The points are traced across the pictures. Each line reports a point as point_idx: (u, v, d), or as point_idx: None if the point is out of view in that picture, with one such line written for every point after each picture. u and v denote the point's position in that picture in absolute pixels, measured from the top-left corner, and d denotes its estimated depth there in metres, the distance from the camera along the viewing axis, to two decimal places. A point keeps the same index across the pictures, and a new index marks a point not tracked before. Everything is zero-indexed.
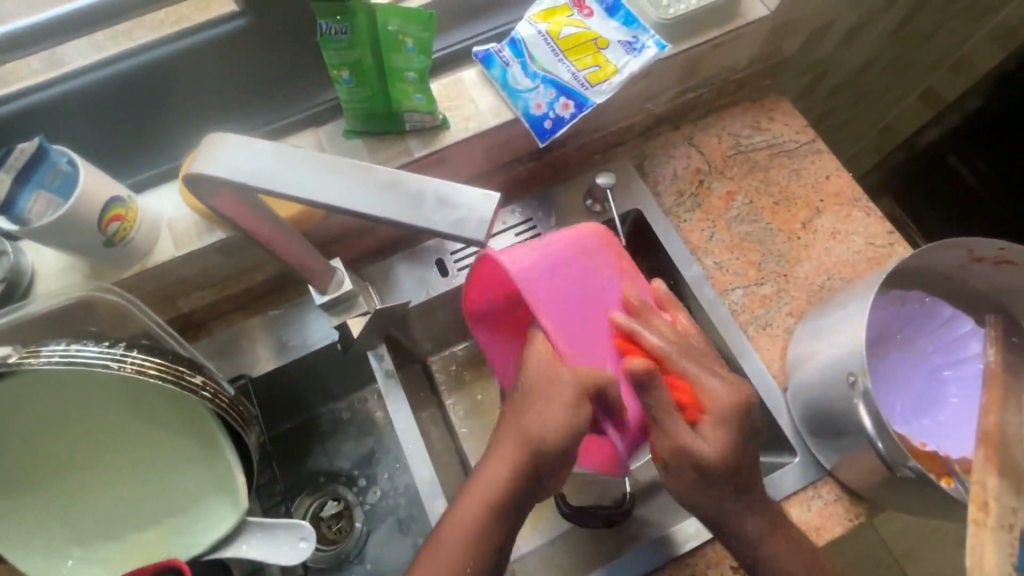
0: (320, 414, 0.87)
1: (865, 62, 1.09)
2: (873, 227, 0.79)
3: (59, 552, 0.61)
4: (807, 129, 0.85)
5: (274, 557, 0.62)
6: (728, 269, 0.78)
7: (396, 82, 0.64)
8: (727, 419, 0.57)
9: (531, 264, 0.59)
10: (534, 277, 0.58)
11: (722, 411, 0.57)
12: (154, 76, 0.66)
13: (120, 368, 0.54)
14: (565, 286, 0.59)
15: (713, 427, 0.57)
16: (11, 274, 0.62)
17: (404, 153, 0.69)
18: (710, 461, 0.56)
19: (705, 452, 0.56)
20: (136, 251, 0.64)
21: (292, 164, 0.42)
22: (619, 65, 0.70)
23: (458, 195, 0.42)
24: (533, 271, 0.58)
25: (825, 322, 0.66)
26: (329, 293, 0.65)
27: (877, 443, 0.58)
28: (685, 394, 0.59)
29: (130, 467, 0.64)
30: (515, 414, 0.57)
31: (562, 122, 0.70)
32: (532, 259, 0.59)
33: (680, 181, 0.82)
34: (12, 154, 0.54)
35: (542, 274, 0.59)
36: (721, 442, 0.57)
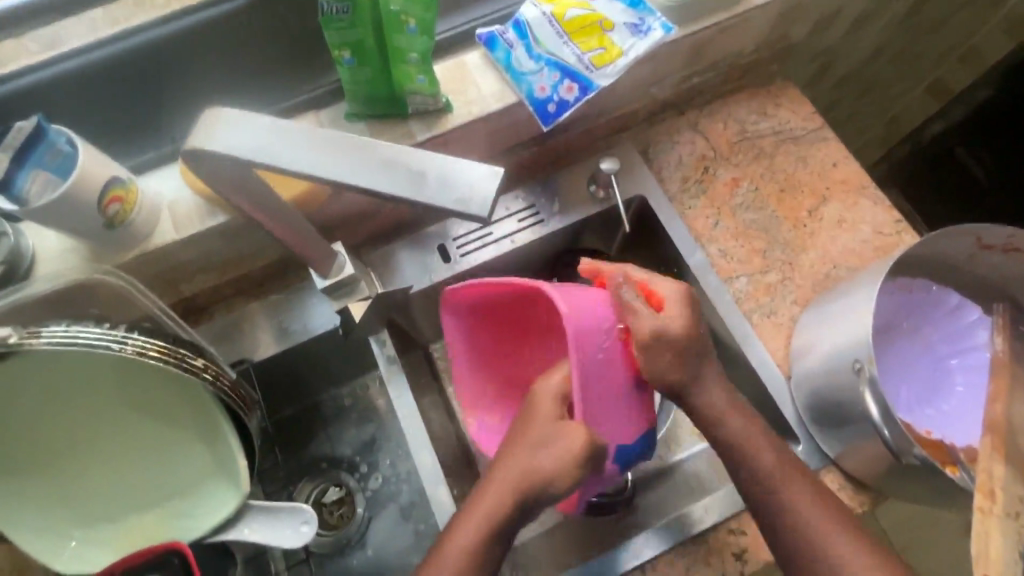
0: (322, 400, 0.87)
1: (875, 50, 1.07)
2: (881, 215, 0.78)
3: (60, 534, 0.61)
4: (815, 116, 0.84)
5: (275, 540, 0.62)
6: (733, 257, 0.77)
7: (398, 64, 0.63)
8: (682, 303, 0.60)
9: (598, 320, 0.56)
10: (591, 342, 0.55)
11: (674, 297, 0.60)
12: (157, 56, 0.66)
13: (122, 349, 0.53)
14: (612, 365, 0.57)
15: (674, 308, 0.59)
16: (11, 255, 0.61)
17: (406, 136, 0.68)
18: (678, 339, 0.58)
19: (670, 334, 0.57)
20: (136, 233, 0.63)
21: (292, 141, 0.42)
22: (625, 48, 0.69)
23: (462, 172, 0.41)
24: (592, 332, 0.55)
25: (830, 309, 0.65)
26: (331, 276, 0.65)
27: (884, 431, 0.57)
28: (648, 288, 0.60)
29: (133, 451, 0.64)
30: (517, 451, 0.56)
31: (566, 106, 0.69)
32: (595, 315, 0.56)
33: (685, 168, 0.82)
34: (11, 132, 0.53)
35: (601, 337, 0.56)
36: (679, 321, 0.58)
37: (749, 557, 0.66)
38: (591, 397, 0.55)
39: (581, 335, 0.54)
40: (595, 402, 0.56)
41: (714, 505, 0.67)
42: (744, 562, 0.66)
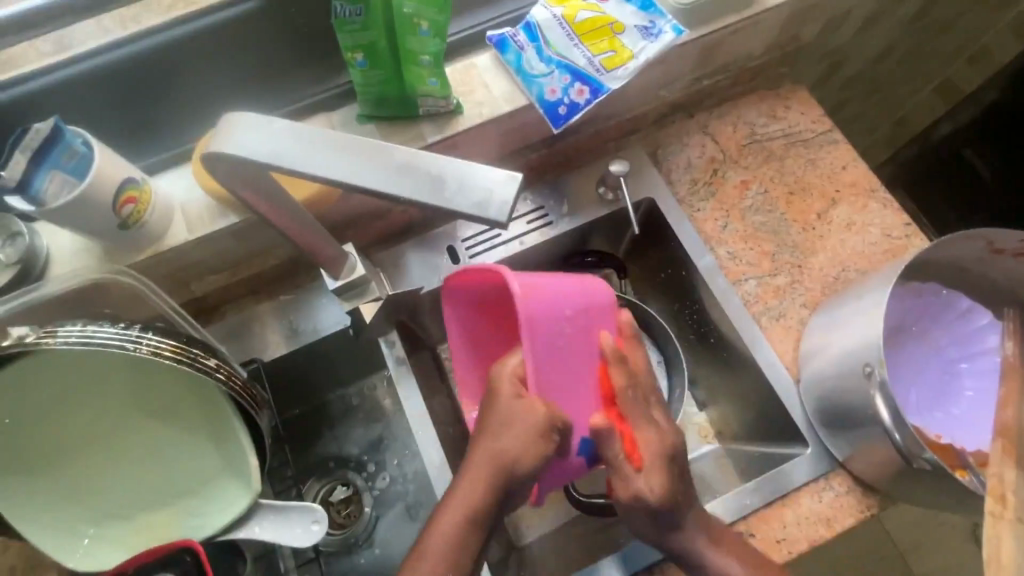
0: (330, 399, 0.87)
1: (884, 51, 1.07)
2: (891, 218, 0.78)
3: (74, 531, 0.61)
4: (824, 118, 0.84)
5: (286, 539, 0.63)
6: (741, 259, 0.77)
7: (410, 66, 0.63)
8: (665, 467, 0.56)
9: (557, 304, 0.56)
10: (549, 325, 0.55)
11: (657, 460, 0.56)
12: (169, 59, 0.66)
13: (137, 349, 0.54)
14: (571, 349, 0.57)
15: (655, 468, 0.56)
16: (26, 256, 0.62)
17: (417, 139, 0.68)
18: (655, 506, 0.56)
19: (648, 496, 0.55)
20: (150, 234, 0.64)
21: (311, 144, 0.42)
22: (636, 51, 0.69)
23: (477, 176, 0.41)
24: (550, 316, 0.55)
25: (839, 313, 0.65)
26: (343, 278, 0.65)
27: (895, 436, 0.57)
28: (631, 440, 0.57)
29: (145, 450, 0.64)
30: (483, 435, 0.55)
31: (577, 108, 0.70)
32: (554, 302, 0.56)
33: (694, 170, 0.82)
34: (28, 134, 0.54)
35: (559, 321, 0.56)
36: (658, 486, 0.56)
37: None
38: (552, 383, 0.55)
39: (539, 320, 0.54)
40: (555, 387, 0.56)
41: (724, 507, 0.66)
42: None
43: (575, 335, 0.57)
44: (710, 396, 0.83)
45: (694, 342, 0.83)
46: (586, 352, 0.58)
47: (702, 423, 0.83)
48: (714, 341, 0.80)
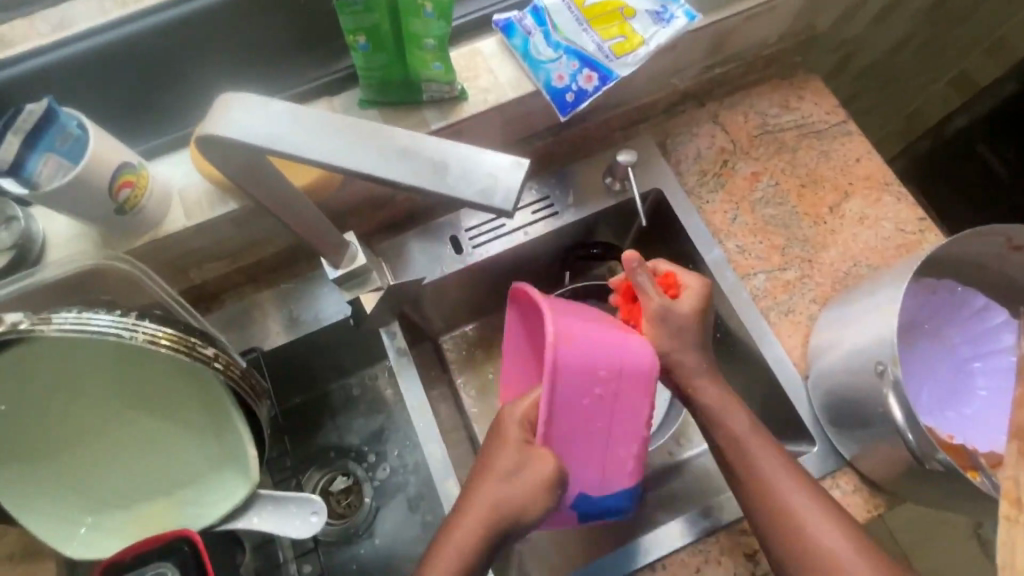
0: (330, 389, 0.86)
1: (899, 41, 1.04)
2: (905, 212, 0.76)
3: (73, 519, 0.61)
4: (838, 109, 0.82)
5: (285, 530, 0.62)
6: (751, 253, 0.75)
7: (413, 49, 0.61)
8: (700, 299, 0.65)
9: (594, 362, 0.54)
10: (578, 382, 0.53)
11: (694, 290, 0.65)
12: (166, 40, 0.64)
13: (133, 337, 0.53)
14: (593, 408, 0.55)
15: (688, 297, 0.65)
16: (22, 240, 0.61)
17: (421, 125, 0.67)
18: (681, 323, 0.64)
19: (676, 316, 0.64)
20: (147, 220, 0.63)
21: (312, 128, 0.40)
22: (647, 37, 0.67)
23: (484, 162, 0.40)
24: (581, 374, 0.53)
25: (851, 308, 0.64)
26: (343, 267, 0.64)
27: (907, 436, 0.56)
28: (670, 275, 0.66)
29: (143, 439, 0.64)
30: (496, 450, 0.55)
31: (585, 96, 0.68)
32: (592, 354, 0.54)
33: (703, 161, 0.80)
34: (21, 114, 0.52)
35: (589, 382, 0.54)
36: (690, 308, 0.64)
37: (761, 558, 0.65)
38: (565, 437, 0.55)
39: (568, 376, 0.53)
40: (567, 441, 0.55)
41: (727, 504, 0.66)
42: (756, 563, 0.65)
43: (602, 398, 0.55)
44: None
45: None
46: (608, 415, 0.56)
47: None
48: (719, 336, 0.79)
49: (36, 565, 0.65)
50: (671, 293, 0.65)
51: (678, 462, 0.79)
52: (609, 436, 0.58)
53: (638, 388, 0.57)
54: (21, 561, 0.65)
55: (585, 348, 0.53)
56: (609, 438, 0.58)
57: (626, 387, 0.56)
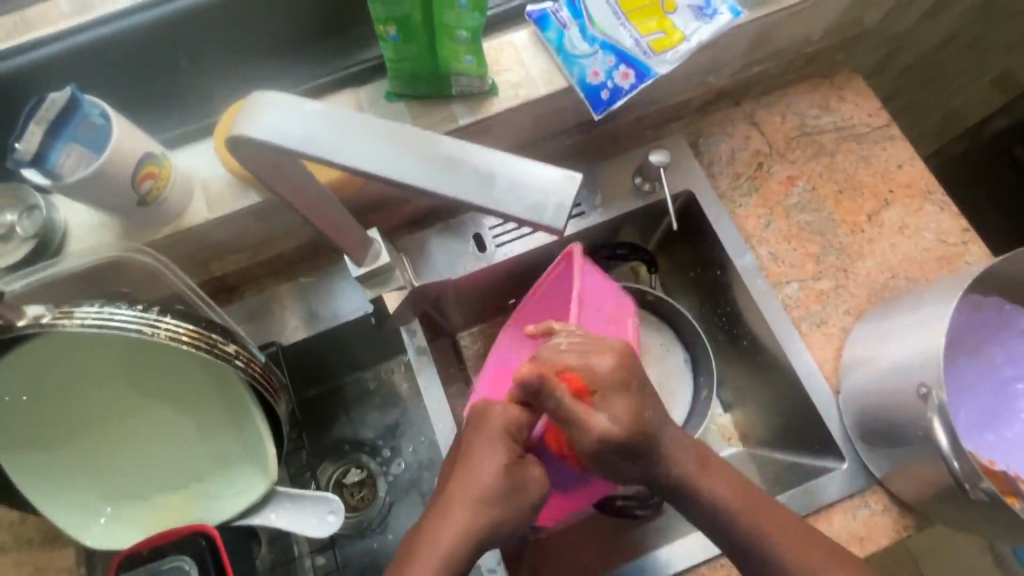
0: (346, 382, 0.86)
1: (944, 40, 1.00)
2: (947, 223, 0.73)
3: (91, 508, 0.61)
4: (880, 112, 0.79)
5: (301, 528, 0.61)
6: (784, 261, 0.73)
7: (445, 42, 0.58)
8: (618, 389, 0.52)
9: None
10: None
11: (607, 385, 0.52)
12: (192, 25, 0.62)
13: (154, 334, 0.52)
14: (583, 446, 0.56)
15: (612, 398, 0.52)
16: (43, 229, 0.60)
17: (448, 119, 0.65)
18: (626, 444, 0.51)
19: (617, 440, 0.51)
20: (168, 212, 0.61)
21: (348, 132, 0.38)
22: (688, 32, 0.64)
23: (533, 176, 0.38)
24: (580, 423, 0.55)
25: (891, 323, 0.61)
26: (366, 265, 0.62)
27: (952, 462, 0.53)
28: (577, 382, 0.52)
29: (162, 431, 0.63)
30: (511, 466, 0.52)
31: (621, 93, 0.65)
32: None
33: (737, 163, 0.77)
34: (44, 104, 0.51)
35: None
36: (618, 420, 0.51)
37: None
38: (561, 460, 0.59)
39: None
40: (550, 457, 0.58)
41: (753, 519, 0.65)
42: None
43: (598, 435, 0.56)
44: (737, 398, 0.80)
45: (722, 343, 0.81)
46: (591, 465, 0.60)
47: (725, 424, 0.81)
48: (746, 344, 0.77)
49: (55, 551, 0.65)
50: (588, 397, 0.52)
51: None
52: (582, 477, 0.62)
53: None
54: (40, 548, 0.66)
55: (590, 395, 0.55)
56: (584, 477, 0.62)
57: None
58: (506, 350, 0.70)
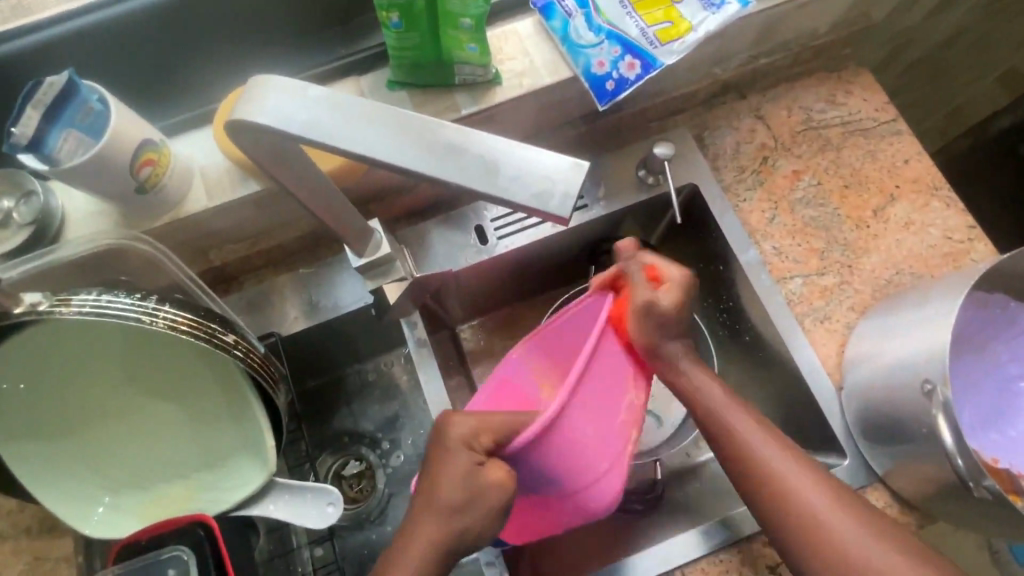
0: (346, 373, 0.85)
1: (954, 35, 0.99)
2: (953, 219, 0.72)
3: (88, 498, 0.60)
4: (887, 106, 0.78)
5: (300, 519, 0.61)
6: (788, 256, 0.72)
7: (449, 30, 0.58)
8: (684, 286, 0.60)
9: (587, 439, 0.51)
10: (570, 449, 0.50)
11: (677, 283, 0.60)
12: (192, 11, 0.62)
13: (152, 323, 0.51)
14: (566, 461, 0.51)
15: (673, 289, 0.59)
16: (41, 215, 0.59)
17: (451, 109, 0.64)
18: (666, 324, 0.58)
19: (660, 318, 0.58)
20: (167, 199, 0.61)
21: (350, 117, 0.38)
22: (695, 22, 0.64)
23: (539, 163, 0.37)
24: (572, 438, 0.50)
25: (895, 320, 0.61)
26: (366, 256, 0.61)
27: (957, 461, 0.52)
28: (655, 269, 0.61)
29: (160, 421, 0.63)
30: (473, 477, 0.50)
31: (626, 84, 0.64)
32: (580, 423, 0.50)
33: (742, 157, 0.76)
34: (41, 87, 0.50)
35: (575, 446, 0.51)
36: (672, 300, 0.59)
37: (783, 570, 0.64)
38: (538, 472, 0.52)
39: (564, 441, 0.50)
40: (523, 465, 0.52)
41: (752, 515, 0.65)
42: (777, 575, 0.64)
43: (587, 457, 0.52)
44: None
45: (725, 338, 0.80)
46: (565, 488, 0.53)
47: None
48: (749, 340, 0.76)
49: (53, 540, 0.65)
50: (656, 280, 0.60)
51: (694, 464, 0.78)
52: (554, 500, 0.56)
53: (602, 483, 0.54)
54: (38, 537, 0.65)
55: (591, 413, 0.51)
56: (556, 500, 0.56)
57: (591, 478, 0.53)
58: (515, 365, 0.60)
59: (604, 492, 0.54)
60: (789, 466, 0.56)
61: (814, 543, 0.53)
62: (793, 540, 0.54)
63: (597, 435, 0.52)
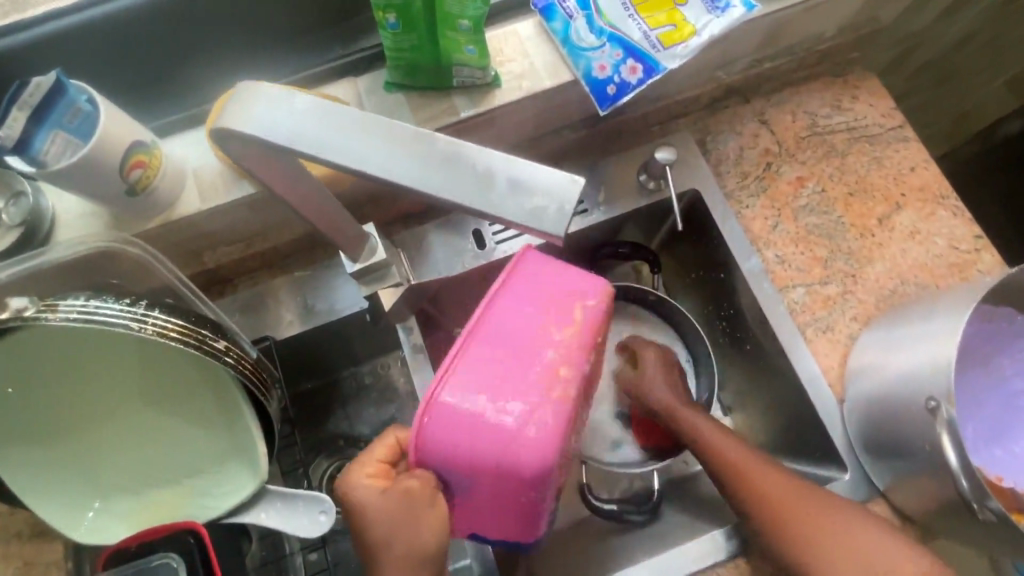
0: (342, 376, 0.84)
1: (963, 38, 0.97)
2: (959, 229, 0.71)
3: (80, 503, 0.59)
4: (894, 112, 0.76)
5: (292, 528, 0.60)
6: (791, 264, 0.71)
7: (447, 31, 0.56)
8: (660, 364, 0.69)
9: (485, 409, 0.41)
10: (452, 425, 0.41)
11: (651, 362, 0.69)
12: (185, 9, 0.60)
13: (140, 330, 0.50)
14: (473, 444, 0.41)
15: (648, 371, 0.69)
16: (31, 217, 0.58)
17: (449, 112, 0.63)
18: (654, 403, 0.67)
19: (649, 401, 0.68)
20: (159, 202, 0.60)
21: (341, 127, 0.37)
22: (699, 26, 0.62)
23: (535, 179, 0.36)
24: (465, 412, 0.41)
25: (900, 332, 0.60)
26: (361, 261, 0.60)
27: (962, 481, 0.51)
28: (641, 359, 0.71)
29: (151, 426, 0.62)
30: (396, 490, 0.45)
31: (628, 89, 0.63)
32: (467, 393, 0.41)
33: (745, 163, 0.75)
34: (27, 88, 0.49)
35: (473, 421, 0.41)
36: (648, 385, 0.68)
37: None
38: (442, 467, 0.43)
39: (437, 419, 0.41)
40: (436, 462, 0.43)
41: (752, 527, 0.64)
42: None
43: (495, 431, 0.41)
44: (738, 401, 0.79)
45: (725, 346, 0.79)
46: (481, 473, 0.42)
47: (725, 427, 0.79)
48: (749, 348, 0.75)
49: (43, 544, 0.65)
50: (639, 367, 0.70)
51: (693, 473, 0.77)
52: (491, 490, 0.44)
53: (521, 450, 0.41)
54: (28, 541, 0.65)
55: (482, 378, 0.41)
56: (495, 491, 0.44)
57: (503, 449, 0.41)
58: None
59: (527, 460, 0.41)
60: (763, 466, 0.59)
61: (796, 540, 0.55)
62: (779, 542, 0.55)
63: (488, 398, 0.41)
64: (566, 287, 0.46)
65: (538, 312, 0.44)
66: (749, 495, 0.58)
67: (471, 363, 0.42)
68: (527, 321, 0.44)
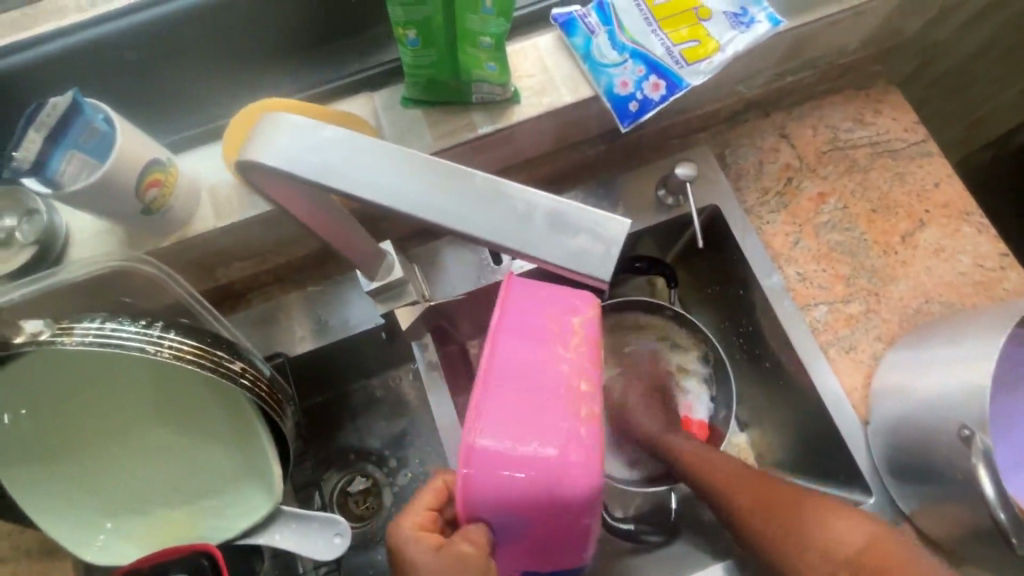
0: (353, 390, 0.83)
1: (984, 49, 0.95)
2: (985, 247, 0.69)
3: (91, 525, 0.58)
4: (917, 126, 0.75)
5: (308, 552, 0.58)
6: (812, 282, 0.70)
7: (468, 47, 0.55)
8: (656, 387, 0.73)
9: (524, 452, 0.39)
10: (493, 474, 0.39)
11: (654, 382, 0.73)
12: (202, 25, 0.60)
13: (157, 353, 0.49)
14: (521, 487, 0.39)
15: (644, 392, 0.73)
16: (44, 235, 0.57)
17: (468, 128, 0.62)
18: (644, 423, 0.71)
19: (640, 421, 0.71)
20: (174, 219, 0.59)
21: (373, 163, 0.36)
22: (723, 42, 0.61)
23: (575, 218, 0.35)
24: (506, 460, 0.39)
25: (927, 356, 0.58)
26: (379, 280, 0.59)
27: (999, 513, 0.49)
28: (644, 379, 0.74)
29: (165, 445, 0.61)
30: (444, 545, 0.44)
31: (650, 104, 0.62)
32: (501, 440, 0.39)
33: (765, 178, 0.74)
34: (44, 109, 0.48)
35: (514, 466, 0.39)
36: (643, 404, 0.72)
37: None
38: (492, 514, 0.41)
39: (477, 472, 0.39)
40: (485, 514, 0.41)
41: None
42: None
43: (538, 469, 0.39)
44: (754, 418, 0.78)
45: (743, 362, 0.78)
46: (534, 511, 0.40)
47: (741, 444, 0.78)
48: (769, 365, 0.74)
49: (53, 563, 0.64)
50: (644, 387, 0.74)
51: None
52: (548, 525, 0.42)
53: (568, 476, 0.39)
54: (38, 560, 0.64)
55: (512, 422, 0.39)
56: (551, 524, 0.42)
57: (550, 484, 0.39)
58: None
59: (576, 485, 0.39)
60: (752, 485, 0.59)
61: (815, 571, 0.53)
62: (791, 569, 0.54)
63: (521, 440, 0.39)
64: (562, 304, 0.43)
65: (548, 337, 0.41)
66: (751, 522, 0.57)
67: (495, 408, 0.39)
68: (538, 350, 0.41)
